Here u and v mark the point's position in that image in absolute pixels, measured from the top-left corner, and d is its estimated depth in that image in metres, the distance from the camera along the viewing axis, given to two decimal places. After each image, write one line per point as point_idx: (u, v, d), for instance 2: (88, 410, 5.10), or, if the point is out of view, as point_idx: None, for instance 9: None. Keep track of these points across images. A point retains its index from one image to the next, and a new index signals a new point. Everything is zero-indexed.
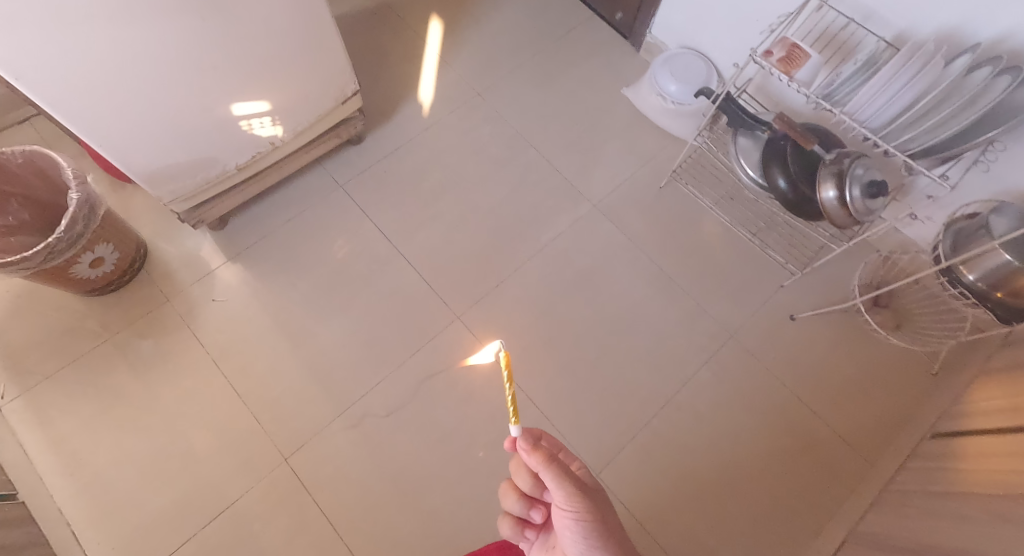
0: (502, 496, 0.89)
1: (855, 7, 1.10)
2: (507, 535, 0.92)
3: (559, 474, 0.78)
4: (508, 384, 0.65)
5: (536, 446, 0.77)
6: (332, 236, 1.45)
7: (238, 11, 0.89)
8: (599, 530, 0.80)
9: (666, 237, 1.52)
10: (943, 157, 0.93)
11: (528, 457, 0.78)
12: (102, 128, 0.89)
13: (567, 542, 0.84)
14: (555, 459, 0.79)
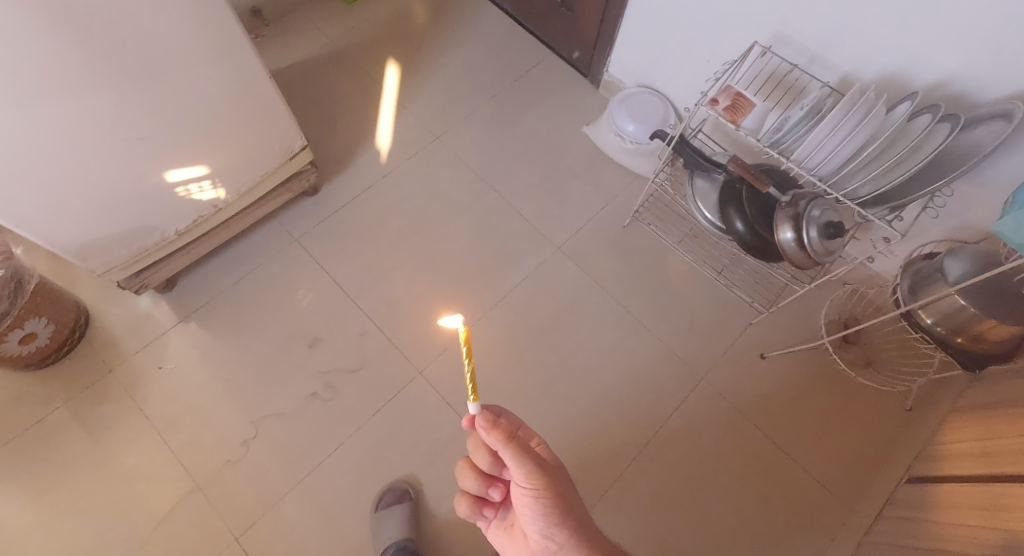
0: (458, 474, 0.81)
1: (799, 51, 1.13)
2: (465, 515, 0.84)
3: (520, 451, 0.73)
4: (468, 360, 0.60)
5: (495, 424, 0.72)
6: (289, 292, 1.39)
7: (164, 82, 0.86)
8: (561, 507, 0.75)
9: (632, 277, 1.49)
10: (894, 205, 0.93)
11: (485, 434, 0.71)
12: (19, 210, 0.85)
13: (527, 521, 0.78)
14: (515, 435, 0.73)
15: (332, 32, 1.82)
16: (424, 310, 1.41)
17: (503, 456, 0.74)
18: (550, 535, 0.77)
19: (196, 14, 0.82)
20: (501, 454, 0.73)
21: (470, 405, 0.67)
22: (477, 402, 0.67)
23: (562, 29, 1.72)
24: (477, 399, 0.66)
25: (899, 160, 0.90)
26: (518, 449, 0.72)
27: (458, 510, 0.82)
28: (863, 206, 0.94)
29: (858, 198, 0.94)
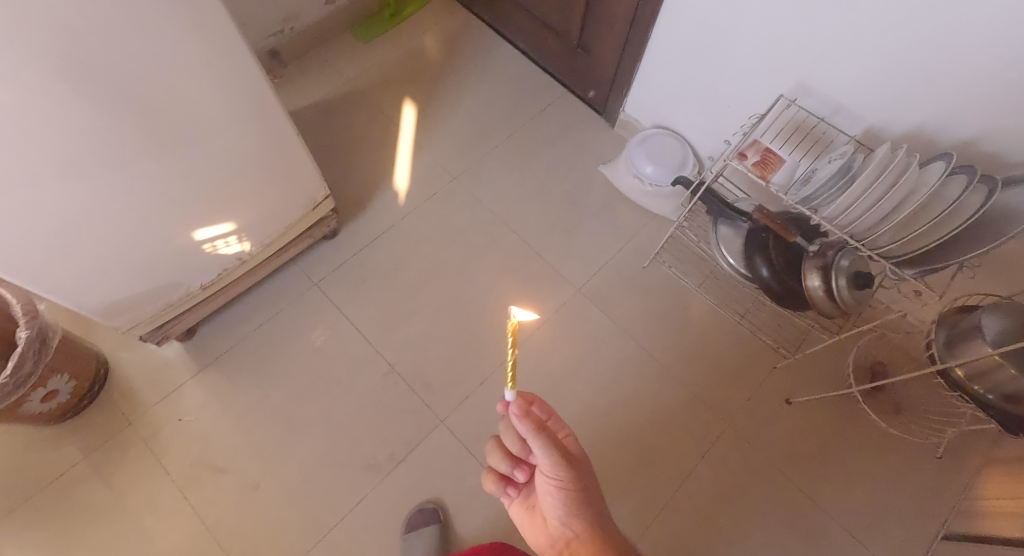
0: (489, 453, 0.86)
1: (824, 102, 1.14)
2: (490, 491, 0.88)
3: (548, 442, 0.77)
4: (513, 348, 0.64)
5: (529, 413, 0.74)
6: (308, 339, 1.38)
7: (198, 148, 0.87)
8: (580, 499, 0.81)
9: (652, 320, 1.48)
10: (933, 270, 0.93)
11: (517, 423, 0.74)
12: (50, 277, 0.85)
13: (547, 506, 0.84)
14: (544, 427, 0.77)
15: (347, 71, 1.81)
16: (444, 356, 1.40)
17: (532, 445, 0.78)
18: (568, 523, 0.83)
19: (233, 81, 0.84)
20: (531, 444, 0.77)
21: (505, 391, 0.70)
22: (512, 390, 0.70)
23: (578, 68, 1.71)
24: (513, 386, 0.69)
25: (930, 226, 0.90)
26: (546, 440, 0.77)
27: (485, 487, 0.87)
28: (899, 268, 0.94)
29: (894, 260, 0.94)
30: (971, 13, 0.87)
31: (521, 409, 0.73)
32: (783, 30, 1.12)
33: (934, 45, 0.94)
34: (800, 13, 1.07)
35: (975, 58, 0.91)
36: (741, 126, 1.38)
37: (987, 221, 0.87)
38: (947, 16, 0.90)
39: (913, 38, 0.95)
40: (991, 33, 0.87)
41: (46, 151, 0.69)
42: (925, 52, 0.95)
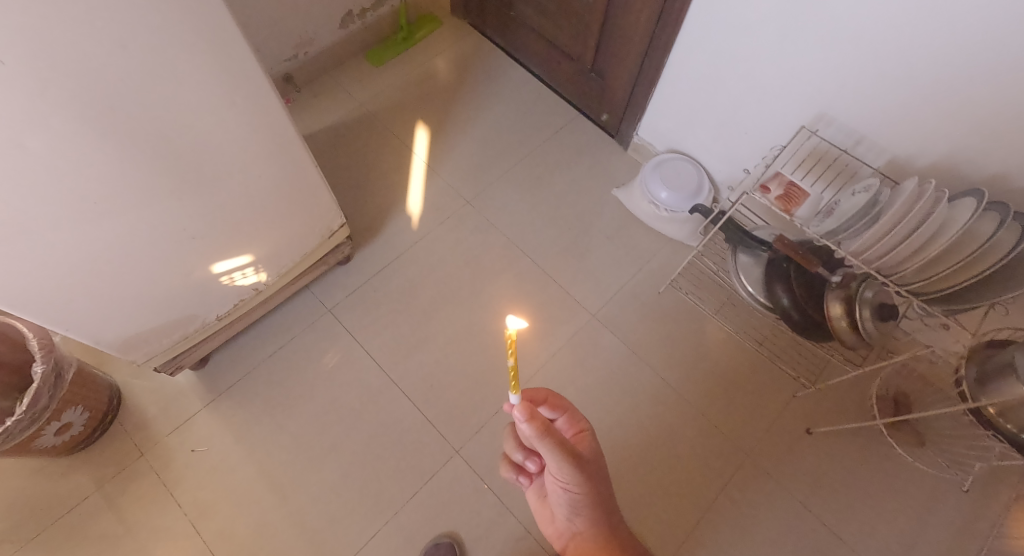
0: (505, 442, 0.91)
1: (847, 132, 1.14)
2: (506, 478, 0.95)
3: (554, 446, 0.76)
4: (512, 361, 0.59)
5: (534, 417, 0.72)
6: (321, 367, 1.37)
7: (219, 184, 0.89)
8: (587, 500, 0.82)
9: (669, 347, 1.46)
10: (965, 308, 0.94)
11: (525, 428, 0.73)
12: (70, 315, 0.87)
13: (556, 498, 0.87)
14: (553, 431, 0.75)
15: (360, 94, 1.80)
16: (459, 384, 1.37)
17: (539, 447, 0.77)
18: (574, 516, 0.85)
19: (257, 117, 0.86)
20: (539, 447, 0.76)
21: (511, 395, 0.68)
22: (518, 394, 0.66)
23: (591, 92, 1.71)
24: (517, 389, 0.65)
25: (961, 266, 0.89)
26: (555, 445, 0.76)
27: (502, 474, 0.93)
28: (929, 306, 0.95)
29: (924, 296, 0.95)
30: (997, 48, 0.87)
31: (527, 415, 0.71)
32: (803, 60, 1.12)
33: (958, 79, 0.94)
34: (820, 44, 1.07)
35: (999, 94, 0.91)
36: (763, 157, 1.38)
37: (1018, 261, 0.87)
38: (972, 50, 0.90)
39: (937, 71, 0.95)
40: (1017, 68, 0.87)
41: (70, 195, 0.71)
42: (947, 86, 0.96)
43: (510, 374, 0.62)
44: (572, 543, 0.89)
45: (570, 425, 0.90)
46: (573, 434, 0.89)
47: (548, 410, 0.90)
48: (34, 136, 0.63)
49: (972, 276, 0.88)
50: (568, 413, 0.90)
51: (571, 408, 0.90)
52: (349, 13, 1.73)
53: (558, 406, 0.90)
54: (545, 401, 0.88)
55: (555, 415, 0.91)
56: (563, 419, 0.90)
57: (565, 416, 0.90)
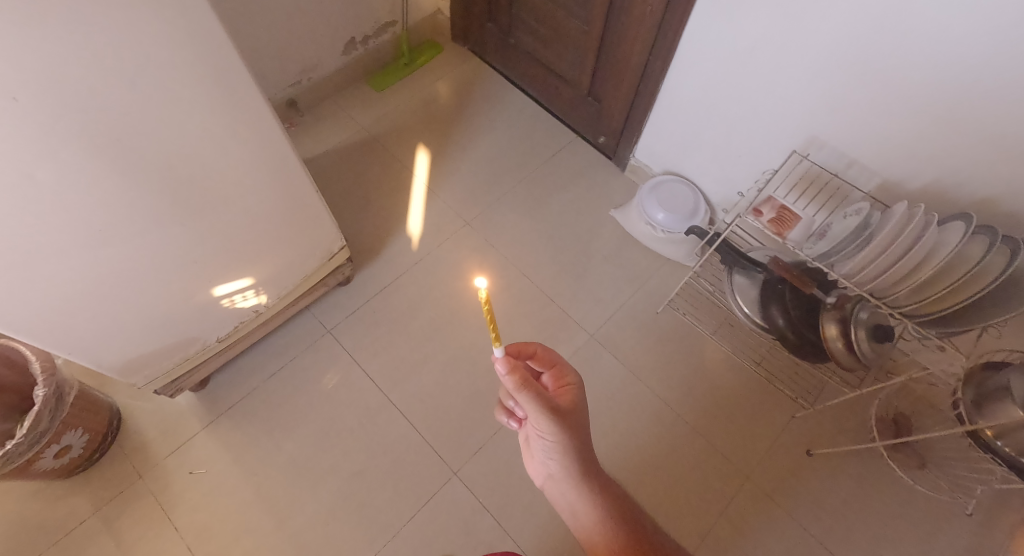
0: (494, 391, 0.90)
1: (838, 156, 1.16)
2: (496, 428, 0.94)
3: (533, 395, 0.75)
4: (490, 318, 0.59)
5: (514, 368, 0.72)
6: (321, 387, 1.37)
7: (222, 210, 0.91)
8: (566, 450, 0.81)
9: (668, 367, 1.46)
10: (958, 331, 0.94)
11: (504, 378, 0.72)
12: (73, 338, 0.89)
13: (536, 447, 0.86)
14: (532, 383, 0.75)
15: (362, 119, 1.83)
16: (458, 406, 1.37)
17: (519, 398, 0.77)
18: (551, 463, 0.85)
19: (260, 145, 0.88)
20: (518, 398, 0.76)
21: (494, 347, 0.67)
22: (501, 346, 0.67)
23: (589, 115, 1.74)
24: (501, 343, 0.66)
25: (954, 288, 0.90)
26: (533, 396, 0.75)
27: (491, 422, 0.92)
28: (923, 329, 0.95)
29: (917, 319, 0.96)
30: (984, 74, 0.89)
31: (508, 367, 0.71)
32: (795, 85, 1.15)
33: (945, 104, 0.96)
34: (811, 70, 1.10)
35: (988, 119, 0.93)
36: (757, 179, 1.39)
37: (1010, 284, 0.88)
38: (959, 76, 0.92)
39: (923, 96, 0.98)
40: (1004, 93, 0.89)
41: (76, 222, 0.73)
42: (935, 111, 0.98)
43: (489, 326, 0.63)
44: (547, 487, 0.89)
45: (556, 379, 0.88)
46: (558, 387, 0.88)
47: (535, 363, 0.89)
48: (43, 166, 0.65)
49: (964, 299, 0.89)
50: (555, 367, 0.88)
51: (559, 362, 0.88)
52: (353, 40, 1.78)
53: (546, 359, 0.88)
54: (533, 353, 0.86)
55: (542, 368, 0.90)
56: (550, 373, 0.89)
57: (553, 370, 0.88)
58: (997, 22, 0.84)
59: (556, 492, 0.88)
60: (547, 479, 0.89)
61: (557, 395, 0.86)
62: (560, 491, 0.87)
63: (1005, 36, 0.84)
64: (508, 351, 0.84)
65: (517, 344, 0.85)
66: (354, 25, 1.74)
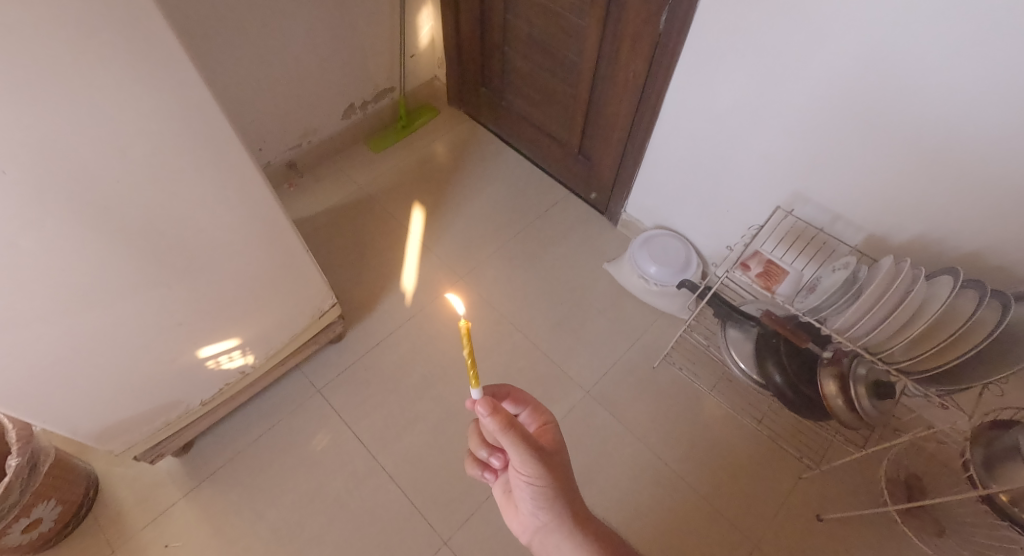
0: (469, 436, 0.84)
1: (823, 211, 1.18)
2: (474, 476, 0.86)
3: (518, 438, 0.71)
4: (468, 349, 0.58)
5: (496, 410, 0.68)
6: (309, 450, 1.33)
7: (206, 273, 0.92)
8: (552, 495, 0.77)
9: (666, 425, 1.42)
10: (958, 390, 0.91)
11: (487, 421, 0.69)
12: (49, 406, 0.87)
13: (519, 497, 0.81)
14: (515, 424, 0.71)
15: (359, 178, 1.87)
16: (449, 468, 1.33)
17: (503, 443, 0.72)
18: (538, 514, 0.79)
19: (250, 210, 0.90)
20: (500, 441, 0.72)
21: (471, 388, 0.65)
22: (479, 389, 0.65)
23: (580, 173, 1.78)
24: (478, 385, 0.64)
25: (948, 344, 0.89)
26: (518, 438, 0.71)
27: (467, 471, 0.86)
28: (921, 386, 0.93)
29: (915, 376, 0.93)
30: (957, 132, 0.91)
31: (489, 408, 0.68)
32: (775, 144, 1.18)
33: (921, 164, 0.98)
34: (790, 128, 1.13)
35: (966, 174, 0.94)
36: (746, 232, 1.40)
37: (1005, 341, 0.86)
38: (933, 134, 0.94)
39: (899, 154, 1.00)
40: (979, 150, 0.91)
41: (57, 290, 0.74)
42: (913, 169, 1.00)
43: (467, 365, 0.60)
44: (537, 542, 0.83)
45: (534, 419, 0.86)
46: (535, 428, 0.85)
47: (510, 405, 0.85)
48: (27, 237, 0.66)
49: (962, 354, 0.87)
50: (532, 406, 0.86)
51: (535, 401, 0.86)
52: (352, 105, 1.84)
53: (520, 399, 0.85)
54: (509, 394, 0.83)
55: (518, 410, 0.87)
56: (527, 413, 0.86)
57: (530, 410, 0.86)
58: (964, 83, 0.87)
59: (546, 546, 0.81)
60: (535, 533, 0.83)
61: (537, 436, 0.84)
62: (551, 544, 0.80)
63: (973, 96, 0.87)
64: (485, 394, 0.80)
65: (491, 387, 0.81)
66: (353, 91, 1.80)
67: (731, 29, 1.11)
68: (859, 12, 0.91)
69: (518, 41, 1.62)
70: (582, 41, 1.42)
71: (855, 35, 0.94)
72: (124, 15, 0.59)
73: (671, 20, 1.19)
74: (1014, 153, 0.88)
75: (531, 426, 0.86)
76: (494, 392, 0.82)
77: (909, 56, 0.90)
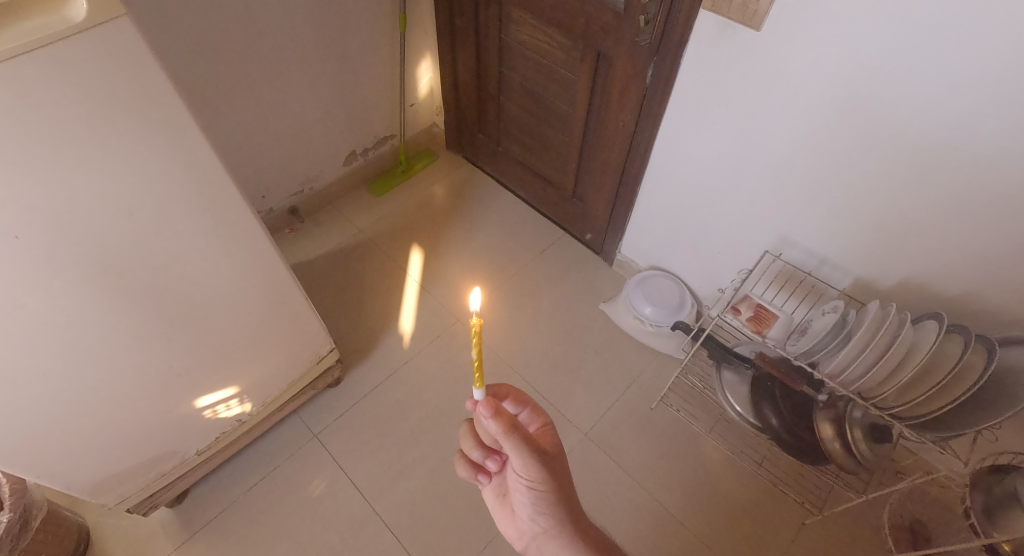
0: (462, 437, 0.79)
1: (811, 253, 1.20)
2: (465, 477, 0.80)
3: (521, 441, 0.69)
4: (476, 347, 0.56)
5: (499, 413, 0.66)
6: (305, 497, 1.32)
7: (206, 323, 0.93)
8: (553, 499, 0.76)
9: (665, 468, 1.40)
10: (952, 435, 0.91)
11: (488, 422, 0.66)
12: (43, 460, 0.87)
13: (518, 502, 0.80)
14: (518, 426, 0.69)
15: (359, 222, 1.91)
16: (446, 516, 1.31)
17: (504, 446, 0.70)
18: (538, 520, 0.79)
19: (251, 260, 0.93)
20: (502, 443, 0.70)
21: (475, 389, 0.63)
22: (482, 390, 0.63)
23: (575, 215, 1.81)
24: (482, 390, 0.62)
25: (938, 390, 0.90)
26: (521, 442, 0.69)
27: (459, 472, 0.79)
28: (915, 432, 0.94)
29: (908, 421, 0.94)
30: (932, 180, 0.95)
31: (492, 411, 0.65)
32: (761, 188, 1.21)
33: (900, 210, 1.02)
34: (775, 176, 1.17)
35: (944, 221, 0.97)
36: (737, 275, 1.43)
37: (994, 387, 0.87)
38: (911, 184, 0.98)
39: (880, 199, 1.03)
40: (955, 200, 0.94)
41: (59, 345, 0.75)
42: (895, 214, 1.03)
43: (473, 363, 0.58)
44: (534, 548, 0.82)
45: (533, 419, 0.84)
46: (535, 428, 0.83)
47: (511, 405, 0.83)
48: (35, 295, 0.69)
49: (953, 400, 0.88)
50: (530, 406, 0.83)
51: (533, 401, 0.83)
52: (353, 152, 1.89)
53: (520, 399, 0.82)
54: (509, 395, 0.81)
55: (518, 411, 0.84)
56: (526, 413, 0.84)
57: (528, 410, 0.83)
58: (934, 135, 0.91)
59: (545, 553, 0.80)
60: (533, 539, 0.82)
61: (536, 439, 0.82)
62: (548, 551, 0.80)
63: (943, 149, 0.91)
64: (486, 394, 0.77)
65: (492, 386, 0.78)
66: (354, 139, 1.86)
67: (714, 85, 1.16)
68: (834, 70, 0.96)
69: (512, 92, 1.69)
70: (573, 93, 1.48)
71: (829, 89, 0.99)
72: (139, 87, 0.64)
73: (657, 75, 1.24)
74: (989, 200, 0.91)
75: (530, 426, 0.84)
76: (494, 391, 0.79)
77: (882, 108, 0.94)
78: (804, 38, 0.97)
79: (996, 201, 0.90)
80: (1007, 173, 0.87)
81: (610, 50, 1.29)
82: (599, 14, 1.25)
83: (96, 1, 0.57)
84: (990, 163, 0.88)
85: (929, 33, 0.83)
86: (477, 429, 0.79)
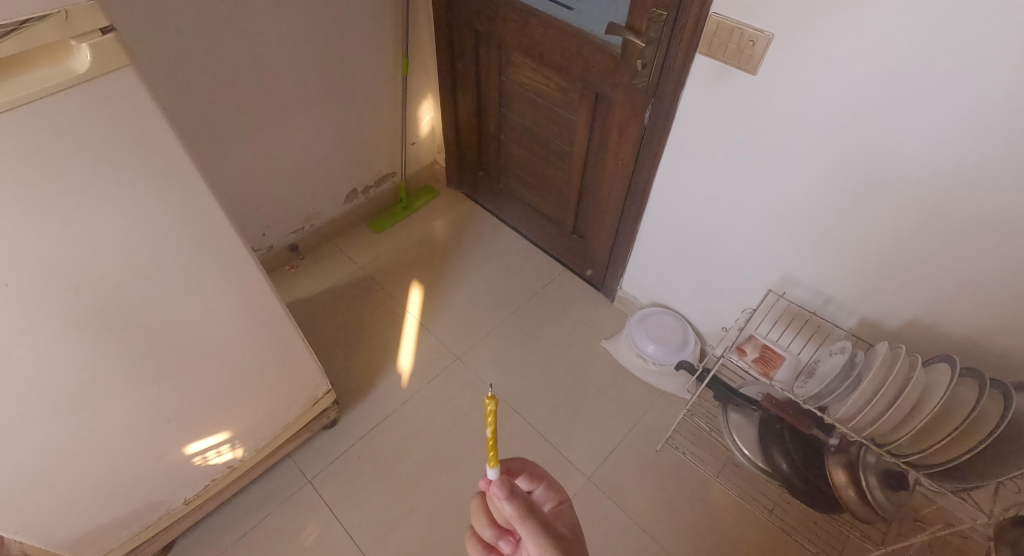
0: (473, 515, 0.71)
1: (816, 291, 1.19)
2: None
3: (538, 529, 0.66)
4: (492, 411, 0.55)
5: (514, 495, 0.64)
6: (297, 546, 1.27)
7: (198, 367, 0.91)
8: None
9: (672, 514, 1.35)
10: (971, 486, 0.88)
11: (503, 504, 0.64)
12: (23, 513, 0.84)
13: None
14: (533, 509, 0.66)
15: (359, 258, 1.90)
16: None
17: (519, 534, 0.67)
18: None
19: (247, 303, 0.91)
20: (517, 529, 0.66)
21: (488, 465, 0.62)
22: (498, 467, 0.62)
23: (575, 252, 1.80)
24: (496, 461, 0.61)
25: (955, 437, 0.87)
26: (538, 530, 0.66)
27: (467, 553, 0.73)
28: (932, 479, 0.91)
29: (925, 468, 0.91)
30: (934, 221, 0.94)
31: (509, 492, 0.63)
32: (762, 226, 1.21)
33: (904, 250, 1.01)
34: (775, 215, 1.17)
35: (948, 262, 0.96)
36: (740, 314, 1.41)
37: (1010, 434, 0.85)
38: (912, 225, 0.97)
39: (884, 239, 1.02)
40: (958, 240, 0.93)
41: (48, 394, 0.74)
42: (901, 255, 1.02)
43: (488, 441, 0.58)
44: None
45: (549, 497, 0.78)
46: (551, 506, 0.78)
47: (525, 481, 0.77)
48: (22, 343, 0.67)
49: (971, 448, 0.85)
50: (548, 482, 0.78)
51: (550, 477, 0.78)
52: (353, 190, 1.90)
53: (535, 475, 0.78)
54: (522, 471, 0.76)
55: (532, 486, 0.79)
56: (542, 490, 0.78)
57: (545, 487, 0.78)
58: (935, 175, 0.91)
59: None
60: None
61: (553, 520, 0.76)
62: None
63: (945, 190, 0.91)
64: (500, 469, 0.73)
65: (507, 460, 0.74)
66: (355, 177, 1.87)
67: (711, 126, 1.17)
68: (831, 112, 0.97)
69: (512, 132, 1.70)
70: (572, 132, 1.49)
71: (827, 129, 0.99)
72: (138, 135, 0.64)
73: (656, 116, 1.25)
74: (994, 241, 0.90)
75: (545, 503, 0.79)
76: (508, 466, 0.75)
77: (882, 149, 0.94)
78: (804, 80, 0.98)
79: (1003, 243, 0.89)
80: (1011, 214, 0.86)
81: (608, 93, 1.31)
82: (598, 58, 1.27)
83: (101, 53, 0.58)
84: (992, 204, 0.87)
85: (924, 78, 0.84)
86: (490, 505, 0.71)
